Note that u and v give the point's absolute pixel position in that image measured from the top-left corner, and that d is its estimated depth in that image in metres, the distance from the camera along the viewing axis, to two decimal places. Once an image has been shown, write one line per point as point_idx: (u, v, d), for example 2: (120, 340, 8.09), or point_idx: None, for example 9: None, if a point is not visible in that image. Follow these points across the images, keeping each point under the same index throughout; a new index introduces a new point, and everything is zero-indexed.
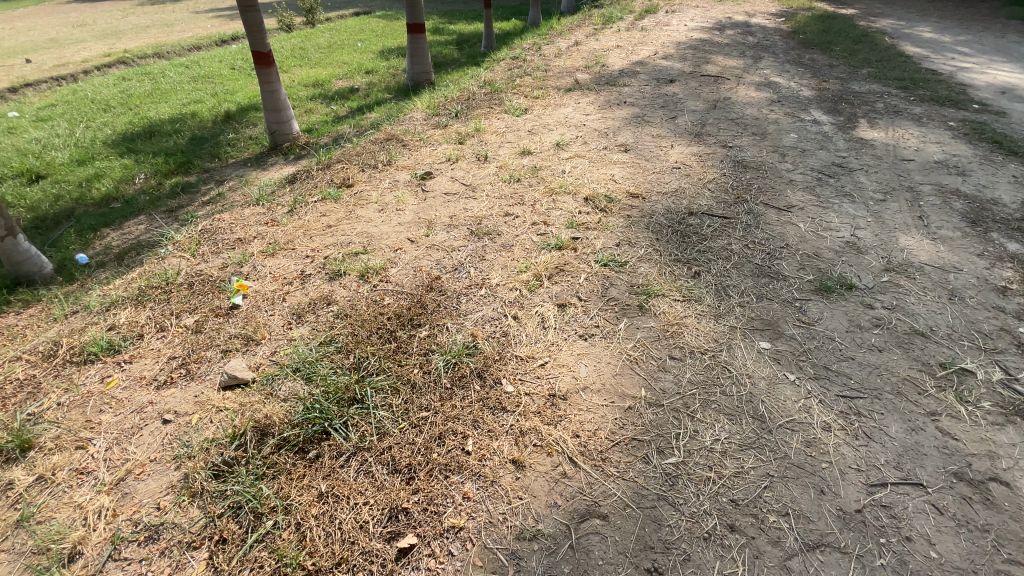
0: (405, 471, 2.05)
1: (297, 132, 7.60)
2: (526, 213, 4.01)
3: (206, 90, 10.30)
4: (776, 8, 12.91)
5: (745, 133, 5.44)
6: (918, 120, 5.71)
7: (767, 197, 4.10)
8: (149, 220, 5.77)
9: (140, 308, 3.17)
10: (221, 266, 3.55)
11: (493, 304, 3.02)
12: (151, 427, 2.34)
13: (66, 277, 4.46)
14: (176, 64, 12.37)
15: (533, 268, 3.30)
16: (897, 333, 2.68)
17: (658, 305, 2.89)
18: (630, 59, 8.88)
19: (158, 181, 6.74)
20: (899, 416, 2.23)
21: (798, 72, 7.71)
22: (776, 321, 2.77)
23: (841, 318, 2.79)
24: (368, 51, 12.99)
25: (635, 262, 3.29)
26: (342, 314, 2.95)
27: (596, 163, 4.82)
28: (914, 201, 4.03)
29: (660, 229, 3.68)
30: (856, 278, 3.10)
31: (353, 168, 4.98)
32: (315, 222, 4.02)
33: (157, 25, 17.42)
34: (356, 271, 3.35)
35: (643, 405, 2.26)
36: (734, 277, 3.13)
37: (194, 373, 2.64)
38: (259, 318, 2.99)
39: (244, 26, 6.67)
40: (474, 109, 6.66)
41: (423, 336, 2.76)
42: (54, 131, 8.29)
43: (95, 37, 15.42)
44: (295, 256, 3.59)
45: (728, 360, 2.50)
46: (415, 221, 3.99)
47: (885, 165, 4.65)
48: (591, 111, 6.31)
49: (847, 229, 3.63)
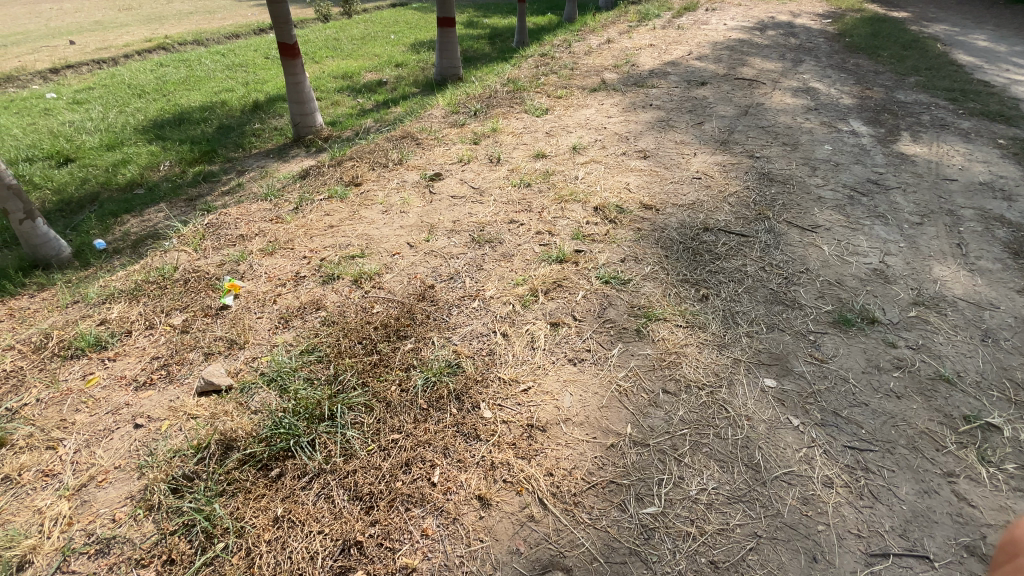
0: (366, 499, 1.94)
1: (320, 125, 7.61)
2: (531, 221, 3.87)
3: (238, 78, 10.45)
4: (823, 9, 12.27)
5: (774, 143, 5.13)
6: (966, 136, 5.29)
7: (791, 215, 3.84)
8: (168, 208, 5.86)
9: (133, 303, 3.17)
10: (217, 263, 3.53)
11: (483, 318, 2.89)
12: (122, 432, 2.33)
13: (82, 262, 4.54)
14: (213, 51, 12.60)
15: (531, 281, 3.16)
16: (919, 377, 2.43)
17: (656, 330, 2.71)
18: (662, 59, 8.55)
19: (181, 169, 6.85)
20: (910, 475, 2.02)
21: (840, 78, 7.28)
22: (784, 356, 2.56)
23: (859, 356, 2.55)
24: (399, 43, 12.95)
25: (639, 280, 3.12)
26: (328, 321, 2.87)
27: (612, 169, 4.63)
28: (953, 225, 3.71)
29: (671, 244, 3.48)
30: (880, 311, 2.84)
31: (363, 166, 4.91)
32: (317, 221, 3.97)
33: (200, 11, 17.82)
34: (349, 275, 3.27)
35: (626, 444, 2.10)
36: (745, 303, 2.92)
37: (174, 375, 2.62)
38: (247, 320, 2.95)
39: (271, 18, 6.68)
40: (494, 107, 6.52)
41: (407, 349, 2.65)
42: (90, 115, 8.53)
43: (140, 22, 15.87)
44: (292, 256, 3.54)
45: (726, 398, 2.31)
46: (417, 225, 3.89)
47: (925, 184, 4.31)
48: (614, 113, 6.09)
49: (876, 255, 3.35)
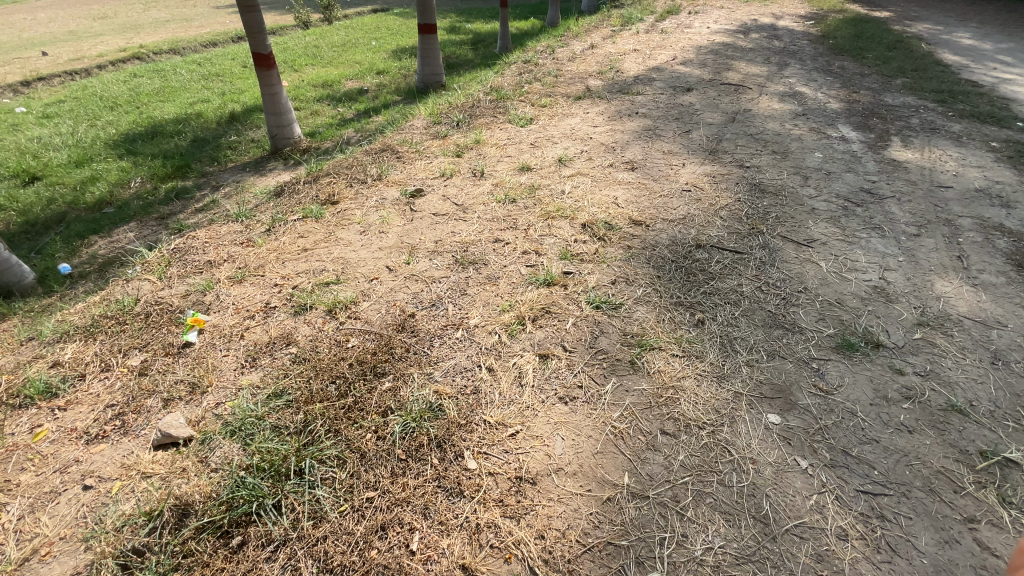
0: (337, 572, 1.75)
1: (298, 136, 7.37)
2: (517, 240, 3.69)
3: (214, 89, 10.16)
4: (805, 10, 12.29)
5: (764, 151, 5.02)
6: (957, 140, 5.22)
7: (785, 229, 3.71)
8: (138, 228, 5.60)
9: (90, 342, 2.93)
10: (183, 293, 3.30)
11: (467, 350, 2.70)
12: (69, 494, 2.12)
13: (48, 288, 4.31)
14: (189, 60, 12.28)
15: (517, 307, 2.98)
16: (930, 409, 2.29)
17: (651, 360, 2.55)
18: (647, 65, 8.44)
19: (153, 185, 6.57)
20: (929, 523, 1.87)
21: (826, 81, 7.22)
22: (787, 388, 2.40)
23: (865, 386, 2.40)
24: (380, 50, 12.73)
25: (631, 304, 2.95)
26: (299, 359, 2.67)
27: (600, 182, 4.48)
28: (952, 236, 3.61)
29: (663, 264, 3.33)
30: (884, 334, 2.71)
31: (340, 183, 4.71)
32: (290, 244, 3.75)
33: (176, 19, 17.44)
34: (323, 304, 3.06)
35: (624, 497, 1.92)
36: (743, 328, 2.77)
37: (129, 426, 2.41)
38: (211, 359, 2.74)
39: (244, 27, 6.46)
40: (477, 117, 6.35)
41: (384, 390, 2.46)
42: (58, 130, 8.21)
43: (115, 32, 15.47)
44: (262, 284, 3.33)
45: (729, 439, 2.15)
46: (397, 246, 3.70)
47: (919, 192, 4.21)
48: (600, 121, 5.95)
49: (874, 271, 3.23)
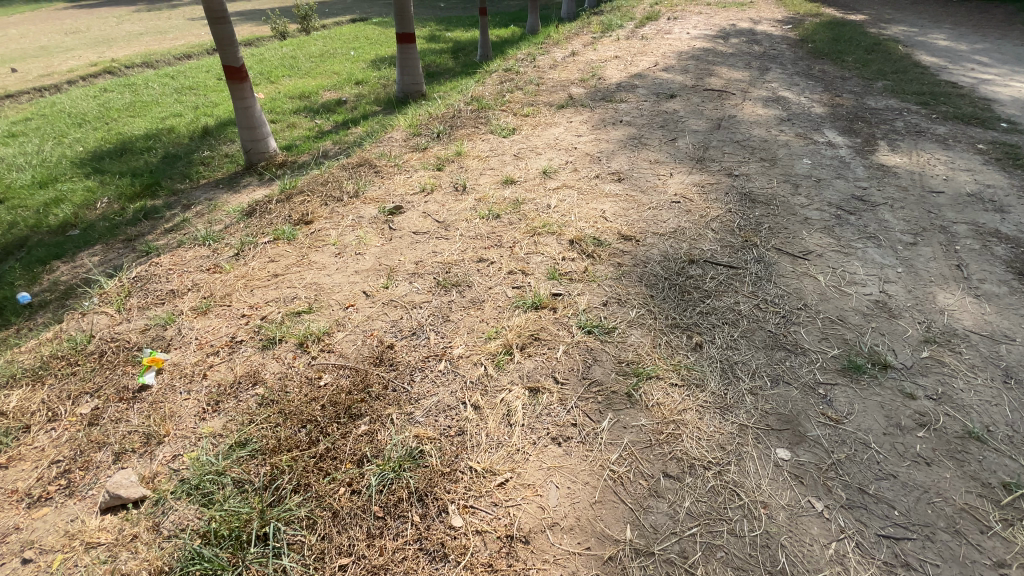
0: None
1: (274, 150, 7.11)
2: (503, 259, 3.51)
3: (187, 103, 9.85)
4: (782, 14, 12.37)
5: (752, 159, 4.92)
6: (944, 142, 5.17)
7: (780, 240, 3.57)
8: (104, 252, 5.30)
9: (37, 387, 2.66)
10: (142, 328, 3.05)
11: (450, 384, 2.50)
12: (6, 570, 1.87)
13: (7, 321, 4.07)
14: (162, 74, 11.95)
15: (505, 333, 2.78)
16: (947, 438, 2.15)
17: (649, 392, 2.37)
18: (629, 71, 8.36)
19: (122, 205, 6.27)
20: (959, 571, 1.72)
21: (809, 86, 7.18)
22: (795, 418, 2.25)
23: (877, 413, 2.26)
24: (359, 60, 12.50)
25: (624, 328, 2.78)
26: (266, 402, 2.45)
27: (586, 196, 4.31)
28: (949, 244, 3.51)
29: (656, 282, 3.17)
30: (891, 353, 2.57)
31: (315, 201, 4.47)
32: (260, 270, 3.52)
33: (151, 32, 17.03)
34: (294, 337, 2.84)
35: (627, 555, 1.74)
36: (743, 351, 2.62)
37: (75, 486, 2.16)
38: (170, 404, 2.51)
39: (214, 39, 6.23)
40: (458, 128, 6.17)
41: (360, 434, 2.26)
42: (22, 148, 7.84)
43: (87, 46, 15.06)
44: (228, 315, 3.09)
45: (738, 480, 1.98)
46: (374, 268, 3.48)
47: (912, 198, 4.12)
48: (584, 131, 5.81)
49: (874, 283, 3.10)
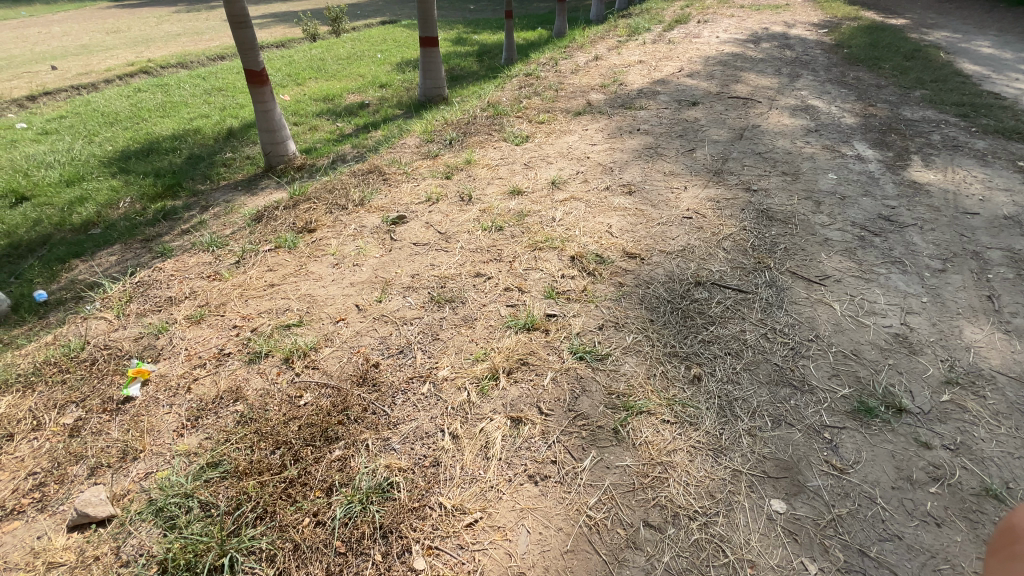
0: None
1: (293, 153, 7.15)
2: (500, 274, 3.41)
3: (215, 104, 10.06)
4: (818, 18, 11.89)
5: (773, 173, 4.68)
6: (982, 158, 4.84)
7: (795, 263, 3.36)
8: (122, 251, 5.42)
9: (27, 395, 2.68)
10: (135, 336, 3.06)
11: (431, 409, 2.41)
12: None
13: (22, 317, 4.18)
14: (195, 74, 12.26)
15: (493, 356, 2.67)
16: (963, 496, 1.94)
17: (638, 429, 2.23)
18: (652, 77, 8.14)
19: (143, 205, 6.40)
20: None
21: (841, 94, 6.85)
22: (795, 465, 2.08)
23: (886, 463, 2.07)
24: (385, 63, 12.58)
25: (619, 354, 2.64)
26: (244, 421, 2.40)
27: (595, 209, 4.17)
28: (981, 272, 3.24)
29: (657, 305, 3.01)
30: (907, 395, 2.36)
31: (320, 208, 4.46)
32: (256, 279, 3.50)
33: (187, 33, 17.52)
34: (280, 352, 2.79)
35: None
36: (744, 386, 2.45)
37: (48, 500, 2.15)
38: (151, 419, 2.50)
39: (236, 44, 6.31)
40: (471, 135, 6.10)
41: (333, 460, 2.19)
42: (55, 147, 8.12)
43: (127, 46, 15.58)
44: (220, 325, 3.08)
45: (724, 535, 1.83)
46: (370, 281, 3.42)
47: (943, 219, 3.84)
48: (599, 139, 5.66)
49: (895, 315, 2.87)
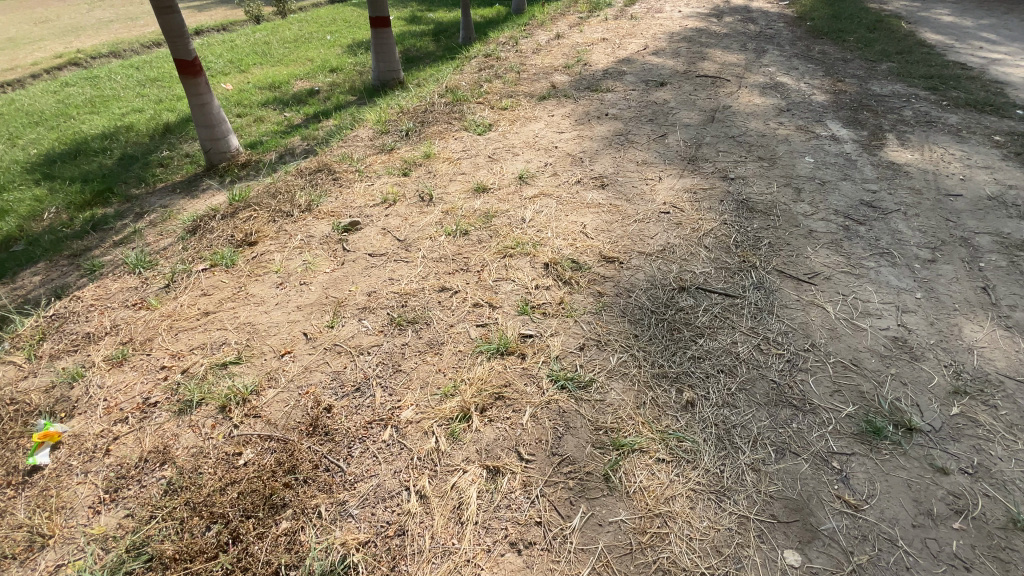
0: None
1: (236, 149, 6.54)
2: (467, 288, 3.08)
3: (149, 96, 9.19)
4: None
5: (749, 158, 4.46)
6: (958, 134, 4.73)
7: (782, 260, 3.15)
8: (45, 271, 4.81)
9: None
10: (47, 386, 2.61)
11: (394, 462, 2.09)
12: None
13: None
14: (126, 64, 11.23)
15: (462, 391, 2.36)
16: (988, 531, 1.77)
17: (630, 474, 1.98)
18: (616, 56, 7.79)
19: (70, 215, 5.74)
20: None
21: (809, 69, 6.68)
22: (805, 505, 1.86)
23: (902, 496, 1.88)
24: (335, 45, 11.80)
25: (604, 380, 2.37)
26: (172, 490, 2.04)
27: (567, 206, 3.87)
28: (972, 260, 3.10)
29: (640, 317, 2.75)
30: (915, 411, 2.17)
31: (262, 216, 4.00)
32: (189, 307, 3.08)
33: (120, 18, 16.14)
34: (215, 399, 2.41)
35: None
36: (742, 410, 2.22)
37: None
38: (63, 493, 2.10)
39: (162, 30, 5.63)
40: (429, 125, 5.66)
41: (279, 535, 1.86)
42: None
43: (52, 36, 14.24)
44: (146, 368, 2.66)
45: None
46: (320, 302, 3.04)
47: (927, 203, 3.70)
48: (565, 126, 5.33)
49: (891, 315, 2.69)
